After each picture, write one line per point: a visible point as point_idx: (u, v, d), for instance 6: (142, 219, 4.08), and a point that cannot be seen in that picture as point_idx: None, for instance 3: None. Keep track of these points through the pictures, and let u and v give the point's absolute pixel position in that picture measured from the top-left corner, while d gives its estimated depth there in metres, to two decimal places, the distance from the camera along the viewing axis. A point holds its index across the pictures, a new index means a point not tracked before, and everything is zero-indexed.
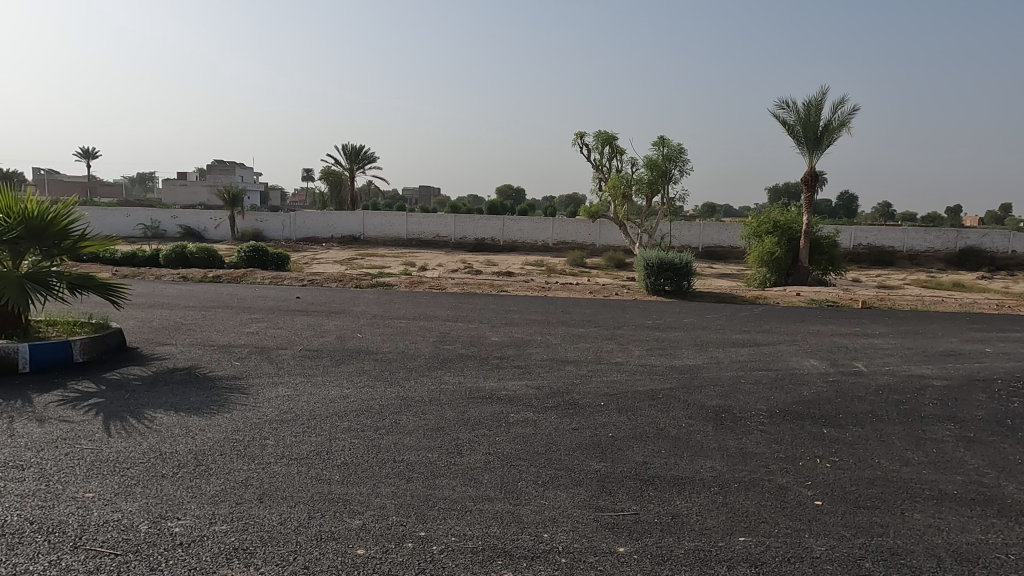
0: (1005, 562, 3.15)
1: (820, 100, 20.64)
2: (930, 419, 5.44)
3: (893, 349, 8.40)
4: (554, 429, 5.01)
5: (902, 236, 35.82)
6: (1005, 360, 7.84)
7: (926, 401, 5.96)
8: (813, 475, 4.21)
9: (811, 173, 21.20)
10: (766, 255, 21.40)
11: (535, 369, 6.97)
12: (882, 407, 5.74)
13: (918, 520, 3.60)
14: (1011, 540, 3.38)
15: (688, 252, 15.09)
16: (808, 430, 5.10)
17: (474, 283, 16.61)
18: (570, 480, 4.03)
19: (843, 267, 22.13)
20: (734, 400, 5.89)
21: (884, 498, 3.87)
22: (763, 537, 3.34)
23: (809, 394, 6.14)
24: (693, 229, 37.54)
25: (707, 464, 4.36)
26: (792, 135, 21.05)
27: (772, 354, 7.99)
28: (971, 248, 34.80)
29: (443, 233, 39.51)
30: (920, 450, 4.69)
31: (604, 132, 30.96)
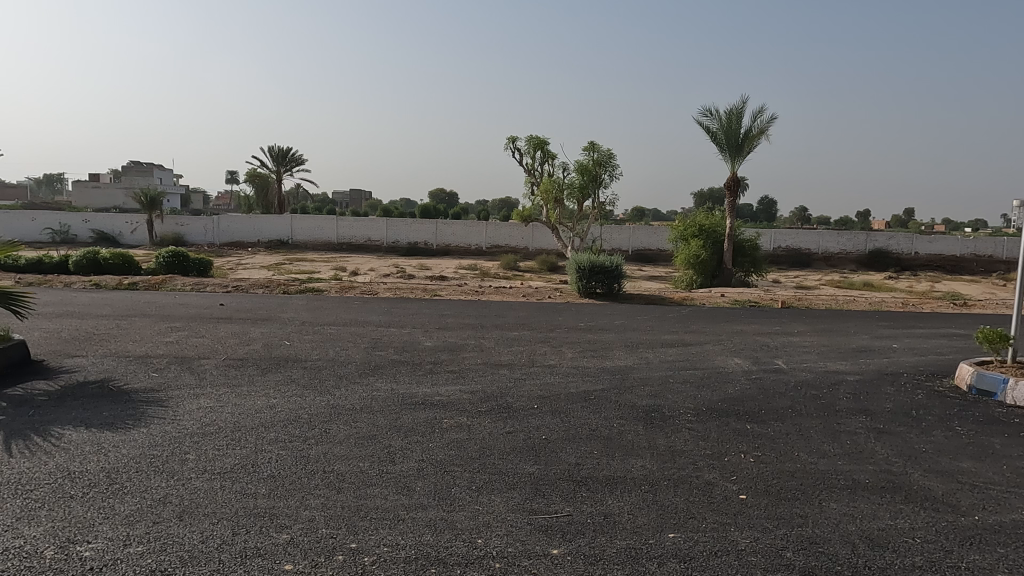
0: (912, 546, 3.35)
1: (740, 108, 21.50)
2: (844, 412, 5.74)
3: (811, 347, 8.81)
4: (488, 433, 5.00)
5: (818, 238, 37.61)
6: (911, 355, 8.36)
7: (841, 395, 6.29)
8: (738, 470, 4.36)
9: (733, 179, 22.01)
10: (692, 258, 22.10)
11: (468, 374, 6.94)
12: (801, 402, 6.01)
13: (835, 509, 3.78)
14: (918, 524, 3.60)
15: (618, 255, 15.40)
16: (732, 426, 5.28)
17: (407, 287, 16.40)
18: (504, 484, 4.02)
19: (764, 269, 23.09)
20: (663, 400, 6.04)
21: (804, 489, 4.05)
22: (691, 532, 3.43)
23: (733, 392, 6.35)
24: (623, 233, 38.36)
25: (638, 462, 4.45)
26: (716, 142, 21.82)
27: (698, 354, 8.23)
28: (879, 250, 37.01)
29: (375, 237, 38.92)
30: (835, 442, 4.94)
31: (536, 137, 31.24)
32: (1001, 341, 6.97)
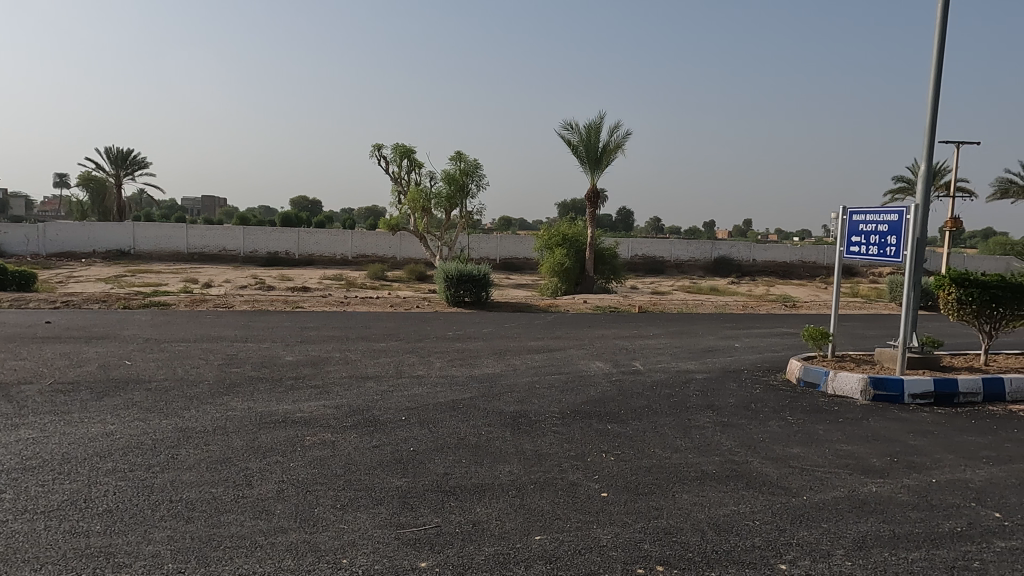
0: (753, 528, 3.65)
1: (599, 123, 22.62)
2: (693, 408, 6.18)
3: (664, 348, 9.40)
4: (353, 448, 4.86)
5: (669, 247, 40.38)
6: (749, 353, 9.16)
7: (691, 392, 6.77)
8: (600, 469, 4.55)
9: (593, 191, 23.05)
10: (556, 266, 22.84)
11: (333, 388, 6.69)
12: (656, 401, 6.40)
13: (687, 499, 4.05)
14: (757, 507, 3.94)
15: (485, 264, 15.59)
16: (594, 427, 5.50)
17: (266, 299, 15.56)
18: (370, 499, 3.92)
19: (622, 276, 24.36)
20: (529, 405, 6.17)
21: (659, 483, 4.30)
22: (556, 533, 3.53)
23: (595, 394, 6.62)
24: (490, 241, 38.92)
25: (505, 468, 4.51)
26: (577, 155, 22.76)
27: (562, 359, 8.51)
28: (723, 258, 40.28)
29: (230, 247, 36.60)
30: (686, 437, 5.30)
31: (402, 145, 30.95)
32: (823, 338, 7.83)
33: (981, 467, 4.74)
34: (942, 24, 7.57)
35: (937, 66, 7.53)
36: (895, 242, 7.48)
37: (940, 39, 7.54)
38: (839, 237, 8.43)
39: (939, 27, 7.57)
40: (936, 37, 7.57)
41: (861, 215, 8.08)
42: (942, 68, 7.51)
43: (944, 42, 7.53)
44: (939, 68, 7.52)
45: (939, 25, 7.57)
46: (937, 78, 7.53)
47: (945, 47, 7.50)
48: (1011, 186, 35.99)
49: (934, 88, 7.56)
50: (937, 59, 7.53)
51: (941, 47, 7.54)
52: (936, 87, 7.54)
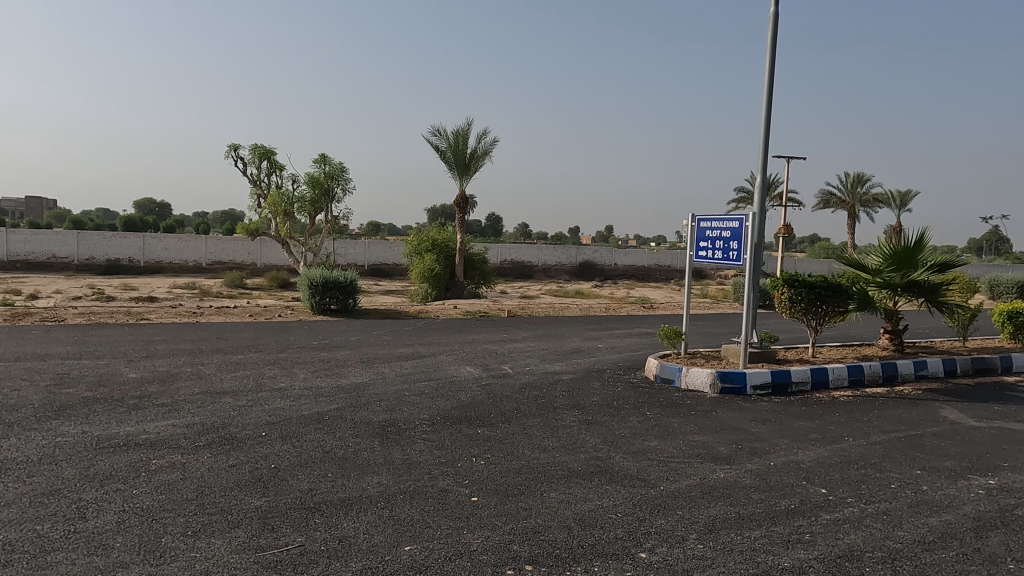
0: (615, 521, 3.82)
1: (466, 130, 22.76)
2: (560, 408, 6.37)
3: (532, 351, 9.63)
4: (206, 469, 4.52)
5: (537, 253, 41.50)
6: (611, 353, 9.61)
7: (558, 393, 6.99)
8: (470, 473, 4.56)
9: (461, 197, 23.16)
10: (426, 272, 22.70)
11: (184, 406, 6.19)
12: (525, 403, 6.53)
13: (554, 497, 4.16)
14: (620, 501, 4.13)
15: (352, 270, 15.18)
16: (464, 432, 5.51)
17: (104, 311, 14.11)
18: (226, 523, 3.66)
19: (492, 281, 24.70)
20: (399, 413, 6.07)
21: (528, 484, 4.39)
22: (426, 542, 3.49)
23: (465, 399, 6.64)
24: (358, 247, 37.96)
25: (373, 480, 4.40)
26: (445, 161, 22.75)
27: (432, 365, 8.45)
28: (587, 263, 42.02)
29: (62, 253, 32.95)
30: (553, 436, 5.46)
31: (262, 146, 29.33)
32: (677, 337, 8.37)
33: (810, 448, 5.28)
34: (772, 50, 8.37)
35: (769, 88, 8.33)
36: (736, 247, 8.18)
37: (771, 64, 8.34)
38: (689, 242, 9.07)
39: (770, 53, 8.37)
40: (767, 61, 8.36)
41: (708, 222, 8.75)
42: (773, 90, 8.31)
43: (774, 66, 8.33)
44: (770, 90, 8.32)
45: (770, 52, 8.37)
46: (769, 99, 8.32)
47: (775, 71, 8.31)
48: (832, 197, 40.50)
49: (766, 108, 8.36)
50: (768, 82, 8.33)
51: (771, 70, 8.34)
52: (768, 107, 8.33)
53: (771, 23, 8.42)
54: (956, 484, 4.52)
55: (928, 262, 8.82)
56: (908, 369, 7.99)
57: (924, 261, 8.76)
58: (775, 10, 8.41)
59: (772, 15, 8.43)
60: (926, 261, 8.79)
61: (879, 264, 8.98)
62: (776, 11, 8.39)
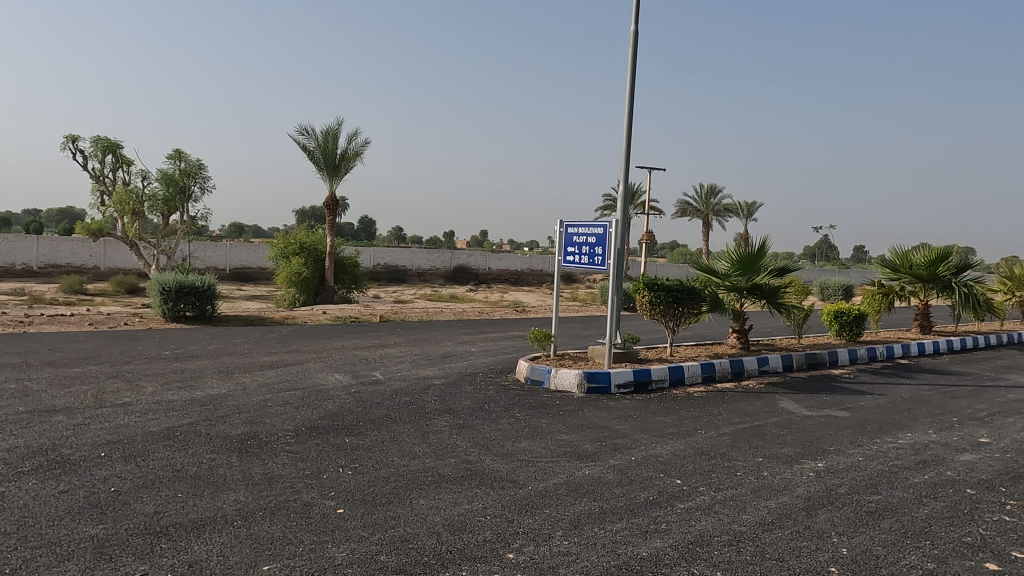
0: (484, 524, 3.84)
1: (336, 131, 22.08)
2: (431, 413, 6.32)
3: (404, 356, 9.50)
4: (30, 498, 4.02)
5: (411, 257, 41.23)
6: (483, 357, 9.69)
7: (429, 398, 6.93)
8: (336, 485, 4.40)
9: (332, 198, 22.43)
10: (294, 276, 21.70)
11: (5, 427, 5.48)
12: (395, 409, 6.42)
13: (423, 504, 4.11)
14: (489, 503, 4.15)
15: (210, 275, 14.18)
16: (331, 442, 5.32)
17: None
18: (54, 556, 3.28)
19: (365, 285, 24.15)
20: (260, 425, 5.75)
21: (396, 492, 4.31)
22: (288, 559, 3.33)
23: (332, 408, 6.41)
24: (218, 250, 35.73)
25: (230, 497, 4.13)
26: (313, 161, 21.94)
27: (298, 374, 8.08)
28: (461, 267, 42.29)
29: None
30: (424, 442, 5.40)
31: (105, 139, 26.88)
32: (547, 339, 8.59)
33: (667, 442, 5.61)
34: (632, 66, 8.82)
35: (630, 103, 8.78)
36: (601, 251, 8.54)
37: (631, 79, 8.79)
38: (557, 247, 9.35)
39: (631, 68, 8.81)
40: (628, 76, 8.80)
41: (575, 228, 9.07)
42: (634, 104, 8.77)
43: (634, 82, 8.79)
44: (631, 105, 8.77)
45: (630, 68, 8.82)
46: (629, 113, 8.78)
47: (635, 86, 8.77)
48: (688, 206, 43.42)
49: (627, 121, 8.80)
50: (629, 96, 8.78)
51: (631, 86, 8.79)
52: (628, 120, 8.78)
53: (631, 40, 8.88)
54: (791, 468, 4.98)
55: (769, 266, 9.67)
56: (753, 365, 8.72)
57: (765, 265, 9.60)
58: (635, 28, 8.87)
59: (633, 33, 8.90)
60: (767, 265, 9.63)
61: (728, 269, 9.72)
62: (636, 30, 8.86)
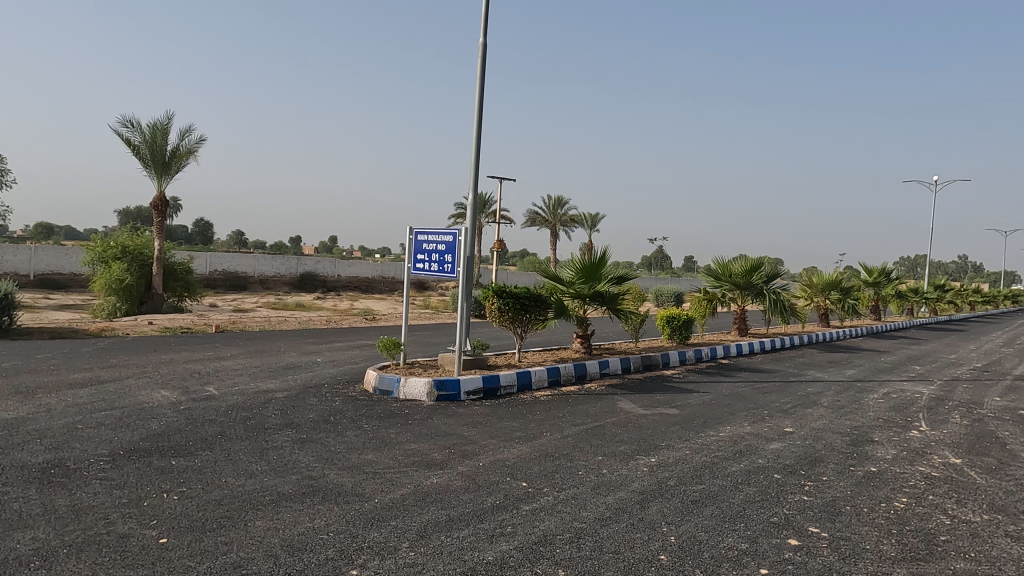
0: (326, 541, 3.68)
1: (165, 125, 20.30)
2: (272, 428, 5.97)
3: (242, 369, 8.90)
4: None
5: (253, 263, 38.75)
6: (330, 367, 9.34)
7: (269, 413, 6.54)
8: (159, 512, 4.01)
9: (161, 198, 20.56)
10: (115, 283, 19.53)
11: None
12: (231, 426, 5.98)
13: (259, 526, 3.87)
14: (332, 519, 4.00)
15: (7, 281, 12.38)
16: (154, 466, 4.84)
17: None
18: None
19: (198, 293, 22.36)
20: (67, 451, 5.10)
21: (229, 515, 4.01)
22: None
23: (157, 428, 5.83)
24: (20, 254, 31.38)
25: (27, 536, 3.62)
26: (138, 157, 20.00)
27: (117, 391, 7.28)
28: (309, 274, 40.54)
29: None
30: (262, 460, 5.08)
31: None
32: (396, 347, 8.46)
33: (514, 446, 5.74)
34: (481, 78, 8.98)
35: (478, 112, 8.92)
36: (451, 259, 8.59)
37: (480, 89, 8.95)
38: (407, 254, 9.25)
39: (480, 79, 8.97)
40: (477, 87, 8.95)
41: (425, 235, 9.04)
42: (483, 114, 8.92)
43: (483, 92, 8.95)
44: (480, 115, 8.91)
45: (479, 79, 8.97)
46: (478, 124, 8.92)
47: (484, 98, 8.93)
48: (537, 216, 44.87)
49: (476, 131, 8.93)
50: (478, 106, 8.92)
51: (481, 97, 8.94)
52: (477, 130, 8.92)
53: (480, 51, 9.03)
54: (627, 464, 5.30)
55: (609, 275, 10.24)
56: (594, 368, 9.19)
57: (606, 274, 10.14)
58: (484, 40, 9.04)
59: (482, 45, 9.06)
60: (607, 274, 10.19)
61: (572, 277, 10.16)
62: (485, 43, 9.04)
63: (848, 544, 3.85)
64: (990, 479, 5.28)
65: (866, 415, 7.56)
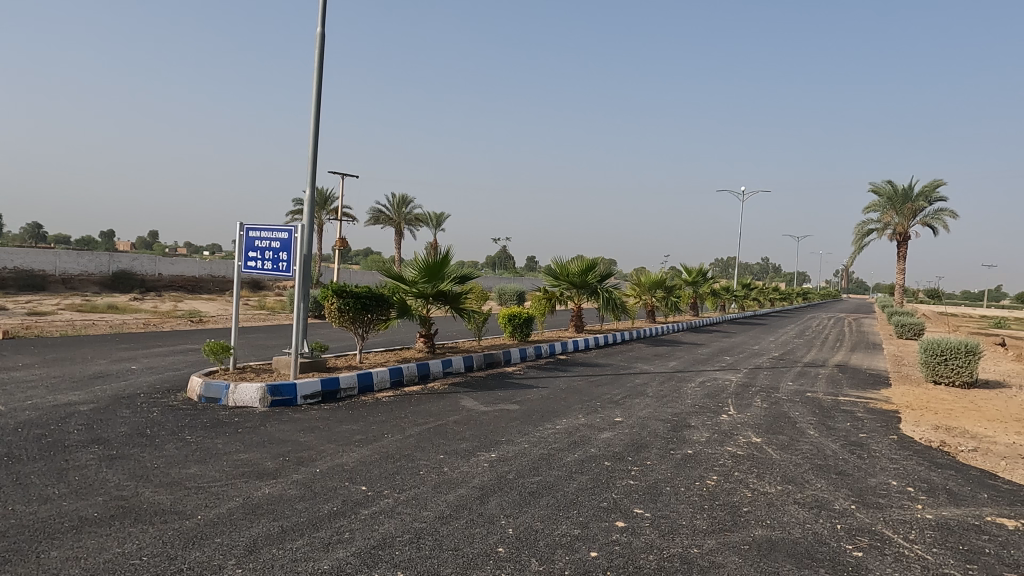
0: (139, 567, 3.34)
1: None
2: (74, 446, 5.31)
3: (37, 380, 7.82)
4: None
5: (55, 259, 34.24)
6: (147, 375, 8.49)
7: (72, 428, 5.81)
8: None
9: None
10: None
11: None
12: (21, 446, 5.24)
13: (56, 557, 3.42)
14: (145, 542, 3.63)
15: None
16: None
17: None
18: None
19: None
20: None
21: (16, 548, 3.50)
22: None
23: None
24: None
25: None
26: None
27: None
28: (123, 272, 36.58)
29: None
30: (60, 482, 4.50)
31: None
32: (224, 351, 7.89)
33: (353, 450, 5.59)
34: (319, 68, 8.63)
35: (316, 104, 8.56)
36: (286, 257, 8.18)
37: (318, 80, 8.60)
38: (237, 251, 8.66)
39: (317, 70, 8.62)
40: (314, 78, 8.59)
41: (256, 232, 8.52)
42: (321, 106, 8.58)
43: (321, 85, 8.62)
44: (317, 107, 8.56)
45: (317, 71, 8.62)
46: (316, 117, 8.57)
47: (321, 90, 8.59)
48: (380, 215, 44.08)
49: (313, 124, 8.57)
50: (316, 98, 8.57)
51: (318, 88, 8.60)
52: (315, 123, 8.56)
53: (318, 42, 8.68)
54: (468, 461, 5.36)
55: (452, 274, 10.30)
56: (437, 368, 9.21)
57: (449, 274, 10.19)
58: (321, 30, 8.70)
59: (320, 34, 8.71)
60: (450, 274, 10.23)
61: (415, 276, 10.08)
62: (323, 33, 8.70)
63: (667, 521, 4.20)
64: (783, 454, 6.02)
65: (684, 402, 8.29)
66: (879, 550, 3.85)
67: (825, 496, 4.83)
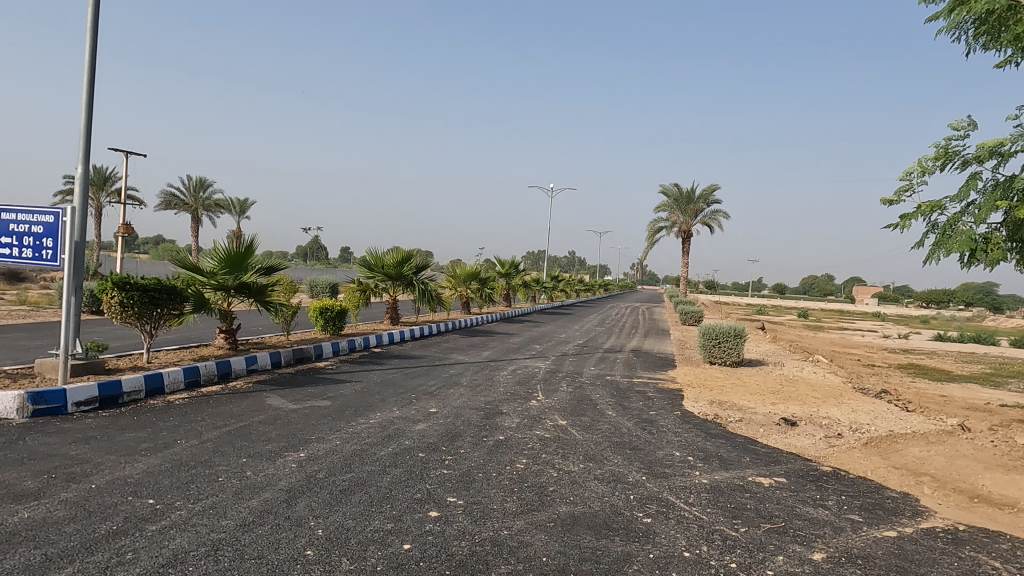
0: None
1: None
2: None
3: None
4: None
5: None
6: None
7: None
8: None
9: None
10: None
11: None
12: None
13: None
14: None
15: None
16: None
17: None
18: None
19: None
20: None
21: None
22: None
23: None
24: None
25: None
26: None
27: None
28: None
29: None
30: None
31: None
32: None
33: (138, 460, 5.01)
34: (93, 28, 7.56)
35: (90, 68, 7.49)
36: (52, 244, 7.08)
37: (92, 41, 7.53)
38: None
39: (91, 30, 7.54)
40: (87, 38, 7.50)
41: (11, 214, 7.26)
42: (95, 71, 7.52)
43: (96, 46, 7.55)
44: (91, 72, 7.49)
45: (91, 30, 7.54)
46: (90, 84, 7.50)
47: (97, 52, 7.53)
48: (173, 199, 39.95)
49: (87, 91, 7.49)
50: (89, 61, 7.49)
51: (93, 51, 7.53)
52: (88, 90, 7.50)
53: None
54: (274, 463, 5.06)
55: (256, 265, 9.63)
56: (240, 365, 8.57)
57: (252, 265, 9.52)
58: None
59: None
60: (254, 265, 9.56)
61: (213, 267, 9.26)
62: None
63: (479, 507, 4.31)
64: (586, 434, 6.47)
65: (497, 390, 8.56)
66: (665, 515, 4.29)
67: (621, 470, 5.28)
